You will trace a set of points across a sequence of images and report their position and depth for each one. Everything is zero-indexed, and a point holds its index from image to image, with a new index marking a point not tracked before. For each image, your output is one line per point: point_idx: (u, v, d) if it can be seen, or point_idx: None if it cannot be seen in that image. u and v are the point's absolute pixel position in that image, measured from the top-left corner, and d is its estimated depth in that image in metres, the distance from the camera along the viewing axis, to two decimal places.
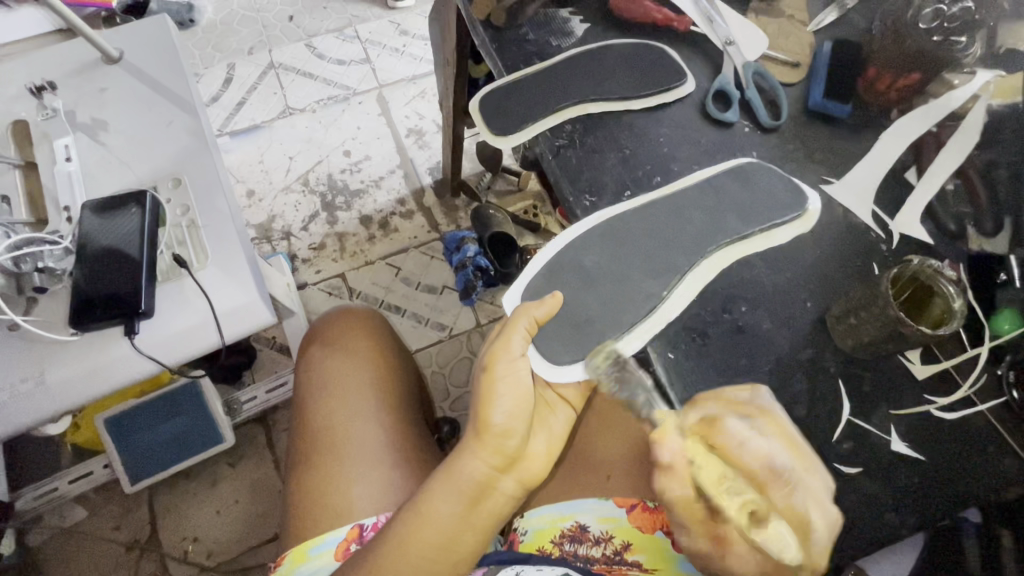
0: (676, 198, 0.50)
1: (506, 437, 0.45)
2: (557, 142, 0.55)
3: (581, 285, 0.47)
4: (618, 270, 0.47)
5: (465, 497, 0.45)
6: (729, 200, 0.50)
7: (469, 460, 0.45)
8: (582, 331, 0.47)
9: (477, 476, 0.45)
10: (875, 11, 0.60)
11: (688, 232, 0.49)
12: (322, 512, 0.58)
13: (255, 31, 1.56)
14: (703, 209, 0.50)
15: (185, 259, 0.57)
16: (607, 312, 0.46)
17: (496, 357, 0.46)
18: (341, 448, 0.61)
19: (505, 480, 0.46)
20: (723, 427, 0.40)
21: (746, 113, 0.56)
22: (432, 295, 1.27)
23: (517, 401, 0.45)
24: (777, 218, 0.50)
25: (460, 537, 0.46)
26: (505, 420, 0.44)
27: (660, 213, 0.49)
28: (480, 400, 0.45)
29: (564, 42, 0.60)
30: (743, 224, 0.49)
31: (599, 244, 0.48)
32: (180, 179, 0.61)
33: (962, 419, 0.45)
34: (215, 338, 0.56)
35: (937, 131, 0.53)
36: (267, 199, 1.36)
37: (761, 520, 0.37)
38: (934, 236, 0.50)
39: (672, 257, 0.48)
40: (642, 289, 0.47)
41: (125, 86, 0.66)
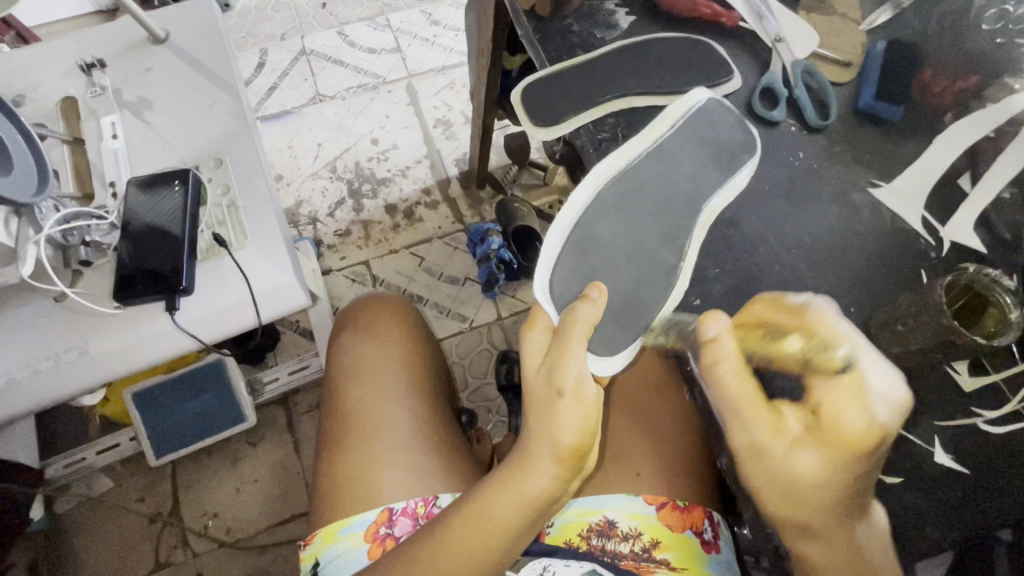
0: (660, 149, 0.48)
1: (577, 453, 0.44)
2: (600, 135, 0.55)
3: (610, 262, 0.46)
4: (634, 240, 0.46)
5: (532, 510, 0.45)
6: (703, 143, 0.49)
7: (538, 477, 0.45)
8: (616, 316, 0.46)
9: (546, 491, 0.45)
10: (932, 11, 0.58)
11: (675, 182, 0.48)
12: (359, 499, 0.59)
13: (288, 18, 1.58)
14: (690, 160, 0.49)
15: (225, 239, 0.58)
16: (641, 287, 0.46)
17: (569, 377, 0.43)
18: (386, 440, 0.61)
19: (573, 487, 0.46)
20: (755, 304, 0.44)
21: (793, 112, 0.55)
22: (454, 286, 1.28)
23: (589, 414, 0.44)
24: (740, 169, 0.49)
25: (523, 537, 0.47)
26: (575, 438, 0.43)
27: (645, 171, 0.48)
28: (550, 420, 0.44)
29: (608, 34, 0.59)
30: (721, 171, 0.48)
31: (613, 214, 0.46)
32: (222, 159, 0.62)
33: (1012, 434, 0.44)
34: (252, 318, 0.57)
35: (993, 136, 0.52)
36: (295, 184, 1.37)
37: (819, 350, 0.41)
38: (987, 245, 0.49)
39: (670, 214, 0.47)
40: (660, 258, 0.46)
41: (171, 67, 0.67)
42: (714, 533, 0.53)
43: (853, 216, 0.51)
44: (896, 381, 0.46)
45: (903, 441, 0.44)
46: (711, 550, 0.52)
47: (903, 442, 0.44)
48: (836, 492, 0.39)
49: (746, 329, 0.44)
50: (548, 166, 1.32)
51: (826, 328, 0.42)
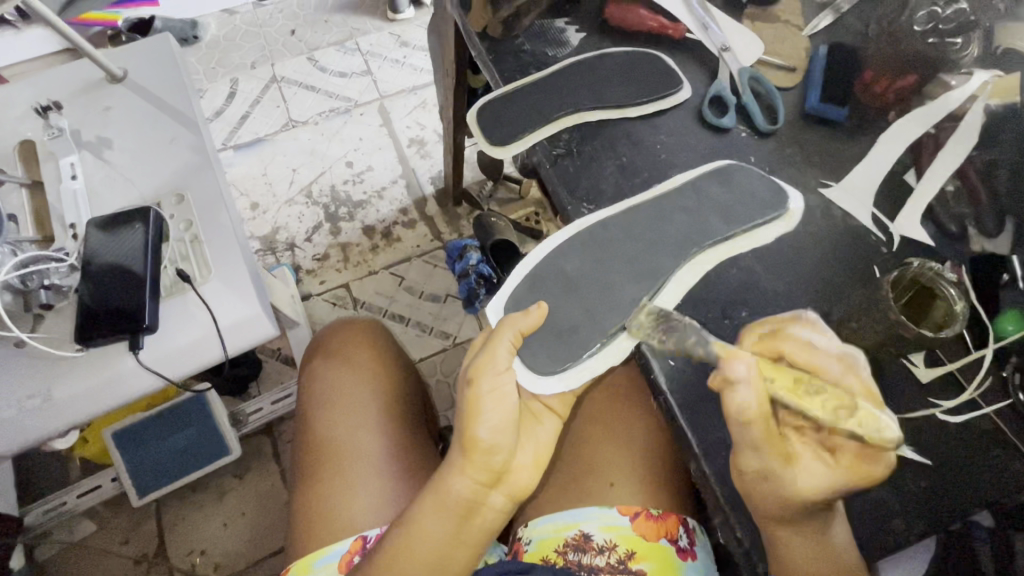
0: (659, 200, 0.51)
1: (492, 452, 0.44)
2: (554, 151, 0.55)
3: (567, 292, 0.47)
4: (602, 275, 0.47)
5: (454, 514, 0.45)
6: (710, 199, 0.51)
7: (456, 478, 0.45)
8: (566, 340, 0.47)
9: (466, 495, 0.44)
10: (871, 14, 0.61)
11: (672, 233, 0.49)
12: (321, 523, 0.59)
13: (258, 46, 1.59)
14: (683, 210, 0.50)
15: (188, 274, 0.58)
16: (591, 318, 0.46)
17: (482, 374, 0.45)
18: (349, 460, 0.61)
19: (494, 495, 0.45)
20: (791, 335, 0.43)
21: (743, 118, 0.57)
22: (435, 304, 1.28)
23: (505, 414, 0.44)
24: (759, 219, 0.50)
25: (452, 551, 0.46)
26: (490, 436, 0.43)
27: (641, 218, 0.50)
28: (467, 415, 0.44)
29: (559, 52, 0.60)
30: (726, 225, 0.50)
31: (582, 249, 0.48)
32: (183, 195, 0.62)
33: (967, 422, 0.45)
34: (218, 353, 0.56)
35: (935, 131, 0.53)
36: (271, 211, 1.37)
37: (850, 410, 0.38)
38: (936, 239, 0.50)
39: (650, 258, 0.48)
40: (626, 293, 0.47)
41: (129, 105, 0.67)
42: (689, 540, 0.53)
43: (806, 217, 0.52)
44: None
45: None
46: (687, 557, 0.52)
47: None
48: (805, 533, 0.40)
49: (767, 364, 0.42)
50: (523, 180, 1.34)
51: (837, 374, 0.41)
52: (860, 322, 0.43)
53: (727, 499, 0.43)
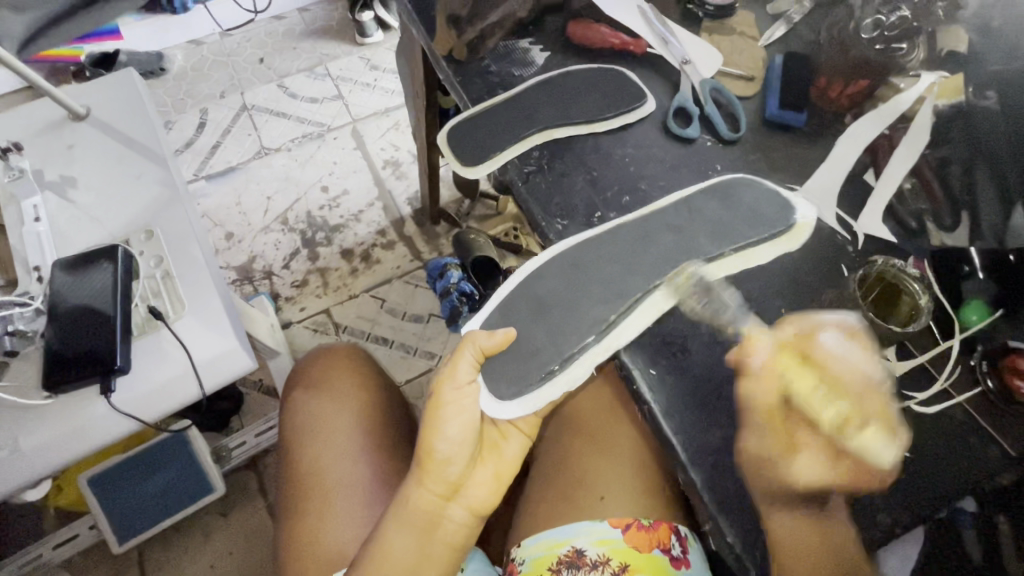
0: (645, 221, 0.50)
1: (449, 463, 0.47)
2: (526, 169, 0.56)
3: (537, 315, 0.46)
4: (571, 297, 0.46)
5: (416, 528, 0.48)
6: (701, 217, 0.50)
7: (415, 489, 0.48)
8: (528, 363, 0.46)
9: (424, 506, 0.47)
10: (821, 23, 0.63)
11: (653, 254, 0.48)
12: (302, 556, 0.58)
13: (227, 76, 1.58)
14: (672, 230, 0.49)
15: (161, 310, 0.57)
16: (555, 341, 0.45)
17: (442, 391, 0.46)
18: (330, 490, 0.61)
19: (453, 507, 0.48)
20: (818, 342, 0.43)
21: (707, 128, 0.58)
22: (419, 324, 1.27)
23: (462, 430, 0.46)
24: (750, 237, 0.49)
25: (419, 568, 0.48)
26: (448, 448, 0.47)
27: (621, 242, 0.49)
28: (427, 428, 0.47)
29: (525, 71, 0.61)
30: (715, 243, 0.48)
31: (555, 273, 0.48)
32: (153, 231, 0.61)
33: (941, 412, 0.46)
34: (196, 390, 0.55)
35: (889, 133, 0.55)
36: (247, 240, 1.35)
37: (857, 425, 0.41)
38: (897, 235, 0.52)
39: (624, 279, 0.47)
40: (592, 313, 0.46)
41: (94, 143, 0.66)
42: (682, 548, 0.53)
43: None
44: None
45: None
46: (681, 566, 0.52)
47: None
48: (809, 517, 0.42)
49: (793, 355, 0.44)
50: (499, 196, 1.35)
51: (859, 388, 0.42)
52: (834, 381, 0.42)
53: (716, 504, 0.43)
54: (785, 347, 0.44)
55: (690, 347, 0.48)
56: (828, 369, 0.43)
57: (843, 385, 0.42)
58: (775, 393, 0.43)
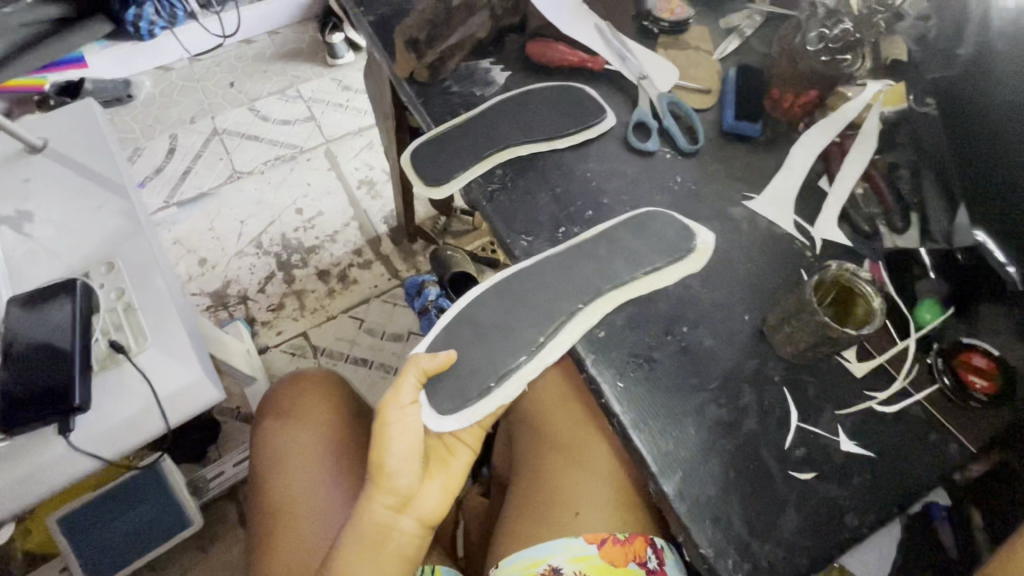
0: (568, 250, 0.51)
1: (398, 477, 0.46)
2: (489, 187, 0.56)
3: (473, 338, 0.48)
4: (505, 321, 0.48)
5: (365, 543, 0.47)
6: (620, 245, 0.52)
7: (367, 505, 0.47)
8: (468, 382, 0.47)
9: (376, 521, 0.47)
10: (772, 37, 0.66)
11: (577, 280, 0.50)
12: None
13: (196, 101, 1.57)
14: (593, 260, 0.51)
15: (123, 344, 0.55)
16: (490, 361, 0.47)
17: (387, 408, 0.46)
18: (295, 511, 0.60)
19: (405, 520, 0.48)
20: None
21: (666, 141, 0.59)
22: (398, 343, 1.26)
23: (411, 445, 0.46)
24: (661, 262, 0.51)
25: None
26: (399, 463, 0.46)
27: (548, 268, 0.50)
28: (376, 442, 0.46)
29: (486, 91, 0.62)
30: (629, 269, 0.50)
31: (492, 298, 0.49)
32: (113, 263, 0.60)
33: (903, 410, 0.47)
34: (160, 424, 0.54)
35: (839, 141, 0.57)
36: (220, 265, 1.33)
37: None
38: (853, 239, 0.53)
39: (551, 303, 0.49)
40: (523, 334, 0.47)
41: (52, 175, 0.65)
42: (658, 561, 0.52)
43: (734, 229, 0.54)
44: (797, 378, 0.48)
45: (812, 435, 0.46)
46: None
47: (811, 436, 0.46)
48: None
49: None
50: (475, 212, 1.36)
51: None
52: None
53: (689, 515, 0.42)
54: None
55: (657, 358, 0.48)
56: None
57: None
58: None
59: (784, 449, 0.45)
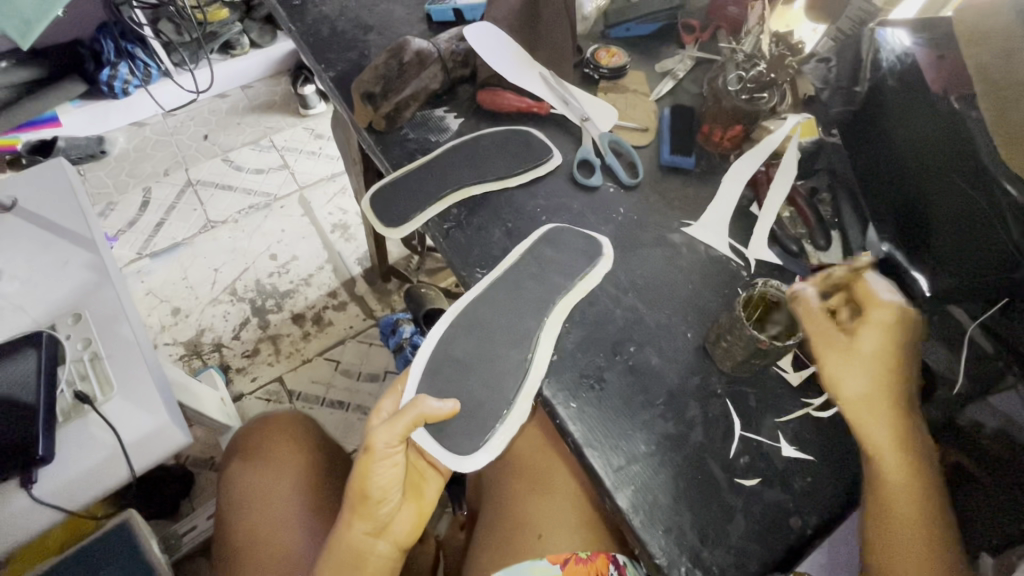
0: (511, 272, 0.55)
1: (381, 503, 0.48)
2: (445, 225, 0.60)
3: (461, 373, 0.50)
4: (485, 350, 0.51)
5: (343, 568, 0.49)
6: (547, 262, 0.56)
7: (346, 531, 0.49)
8: (477, 417, 0.49)
9: (356, 546, 0.49)
10: (701, 79, 0.72)
11: (526, 299, 0.54)
12: None
13: (170, 154, 1.61)
14: (531, 277, 0.55)
15: (88, 394, 0.56)
16: (490, 390, 0.49)
17: (377, 442, 0.46)
18: (269, 548, 0.61)
19: (380, 544, 0.50)
20: (876, 311, 0.46)
21: (609, 176, 0.64)
22: (375, 382, 1.27)
23: (395, 476, 0.48)
24: (584, 267, 0.56)
25: None
26: (381, 490, 0.48)
27: (499, 294, 0.54)
28: (360, 473, 0.47)
29: (441, 136, 0.67)
30: (566, 277, 0.55)
31: (465, 332, 0.52)
32: (80, 314, 0.61)
33: (836, 414, 0.50)
34: (125, 471, 0.54)
35: (766, 168, 0.63)
36: (193, 313, 1.34)
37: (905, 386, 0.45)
38: (782, 257, 0.58)
39: (519, 324, 0.52)
40: (511, 359, 0.50)
41: (21, 233, 0.66)
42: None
43: (675, 254, 0.58)
44: (738, 389, 0.51)
45: (755, 443, 0.48)
46: None
47: (754, 444, 0.48)
48: (921, 522, 0.42)
49: (878, 368, 0.44)
50: None
51: (905, 358, 0.45)
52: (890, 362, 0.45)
53: (643, 525, 0.44)
54: (870, 317, 0.46)
55: (607, 379, 0.51)
56: (886, 345, 0.45)
57: (896, 364, 0.45)
58: (878, 377, 0.44)
59: (729, 458, 0.48)
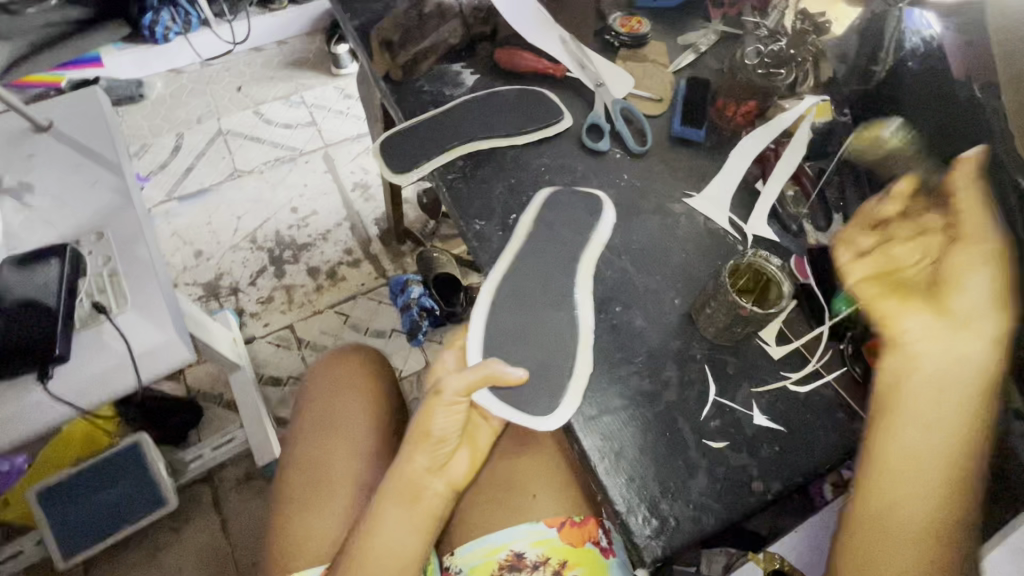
0: (529, 236, 0.55)
1: (443, 442, 0.52)
2: (449, 176, 0.61)
3: (516, 342, 0.50)
4: (533, 316, 0.51)
5: (405, 500, 0.52)
6: (552, 220, 0.57)
7: (408, 463, 0.52)
8: (546, 378, 0.49)
9: (415, 480, 0.52)
10: (724, 54, 0.71)
11: (554, 256, 0.55)
12: (308, 539, 0.64)
13: (204, 102, 1.65)
14: (549, 236, 0.56)
15: (104, 305, 0.60)
16: (551, 352, 0.50)
17: (446, 389, 0.49)
18: (340, 470, 0.68)
19: (437, 482, 0.53)
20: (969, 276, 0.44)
21: (617, 142, 0.64)
22: (380, 339, 1.30)
23: (454, 420, 0.51)
24: (592, 215, 0.57)
25: (407, 543, 0.52)
26: (443, 430, 0.51)
27: (527, 257, 0.54)
28: (424, 412, 0.51)
29: (455, 90, 0.68)
30: (579, 233, 0.56)
31: (510, 303, 0.52)
32: (103, 233, 0.65)
33: (813, 391, 0.51)
34: (132, 379, 0.58)
35: (775, 146, 0.63)
36: (214, 257, 1.38)
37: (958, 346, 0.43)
38: (780, 235, 0.58)
39: (556, 283, 0.53)
40: (560, 318, 0.51)
41: (54, 152, 0.70)
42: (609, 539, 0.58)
43: (672, 223, 0.59)
44: (717, 357, 0.52)
45: (727, 409, 0.50)
46: (610, 554, 0.58)
47: (726, 410, 0.49)
48: (921, 469, 0.43)
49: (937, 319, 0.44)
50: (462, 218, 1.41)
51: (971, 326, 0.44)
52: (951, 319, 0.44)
53: (607, 473, 0.46)
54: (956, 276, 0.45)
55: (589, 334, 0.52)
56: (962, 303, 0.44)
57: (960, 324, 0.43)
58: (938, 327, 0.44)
59: (699, 420, 0.49)
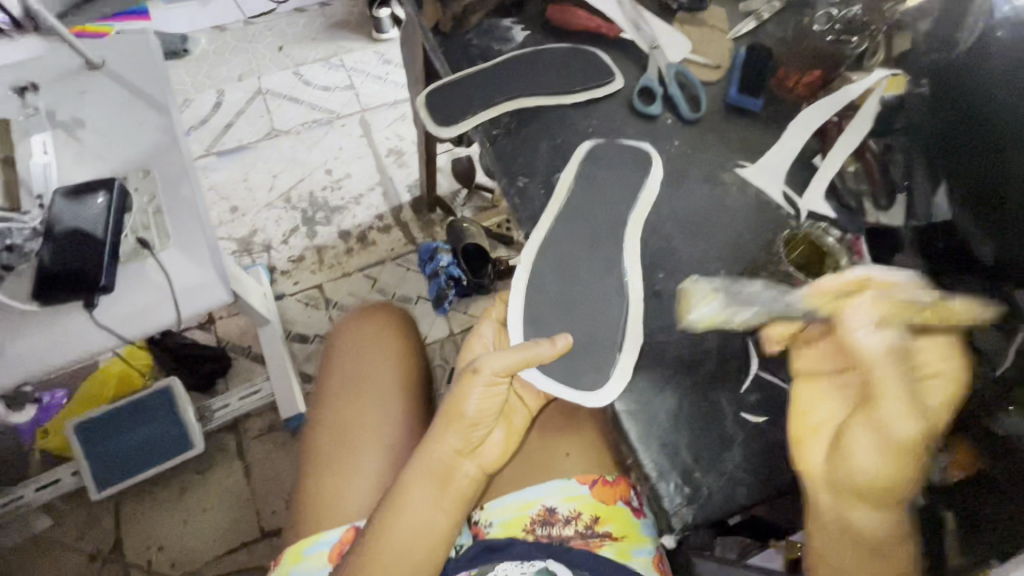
0: (574, 200, 0.55)
1: (475, 425, 0.52)
2: (493, 131, 0.60)
3: (558, 309, 0.50)
4: (576, 283, 0.51)
5: (434, 478, 0.52)
6: (599, 181, 0.56)
7: (437, 443, 0.52)
8: (592, 349, 0.49)
9: (445, 459, 0.52)
10: (789, 22, 0.67)
11: (599, 221, 0.54)
12: (330, 507, 0.64)
13: (246, 60, 1.66)
14: (598, 201, 0.55)
15: (148, 241, 0.61)
16: (594, 320, 0.49)
17: (484, 368, 0.49)
18: (367, 441, 0.68)
19: (467, 463, 0.53)
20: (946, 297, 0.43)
21: (669, 106, 0.62)
22: (406, 305, 1.30)
23: (490, 403, 0.51)
24: (643, 179, 0.56)
25: (433, 519, 0.52)
26: (476, 411, 0.51)
27: (570, 225, 0.54)
28: (456, 396, 0.51)
29: (505, 46, 0.66)
30: (628, 201, 0.55)
31: (554, 269, 0.52)
32: (149, 171, 0.66)
33: None
34: (172, 314, 0.59)
35: (837, 119, 0.60)
36: (249, 214, 1.40)
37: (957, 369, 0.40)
38: (836, 212, 0.56)
39: (602, 252, 0.52)
40: (606, 287, 0.51)
41: (105, 90, 0.71)
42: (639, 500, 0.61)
43: (722, 193, 0.57)
44: None
45: (768, 384, 0.48)
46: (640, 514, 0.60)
47: (767, 385, 0.48)
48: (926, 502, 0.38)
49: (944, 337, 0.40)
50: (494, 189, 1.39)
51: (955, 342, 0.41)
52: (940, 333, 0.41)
53: (639, 438, 0.45)
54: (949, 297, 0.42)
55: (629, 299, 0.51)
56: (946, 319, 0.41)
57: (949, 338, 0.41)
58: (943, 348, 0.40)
59: (738, 393, 0.47)
